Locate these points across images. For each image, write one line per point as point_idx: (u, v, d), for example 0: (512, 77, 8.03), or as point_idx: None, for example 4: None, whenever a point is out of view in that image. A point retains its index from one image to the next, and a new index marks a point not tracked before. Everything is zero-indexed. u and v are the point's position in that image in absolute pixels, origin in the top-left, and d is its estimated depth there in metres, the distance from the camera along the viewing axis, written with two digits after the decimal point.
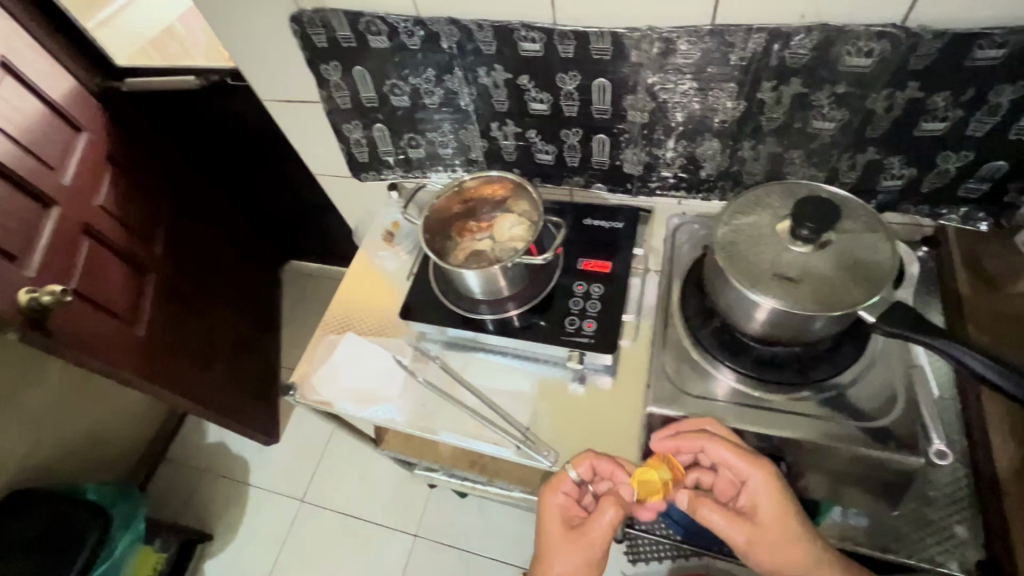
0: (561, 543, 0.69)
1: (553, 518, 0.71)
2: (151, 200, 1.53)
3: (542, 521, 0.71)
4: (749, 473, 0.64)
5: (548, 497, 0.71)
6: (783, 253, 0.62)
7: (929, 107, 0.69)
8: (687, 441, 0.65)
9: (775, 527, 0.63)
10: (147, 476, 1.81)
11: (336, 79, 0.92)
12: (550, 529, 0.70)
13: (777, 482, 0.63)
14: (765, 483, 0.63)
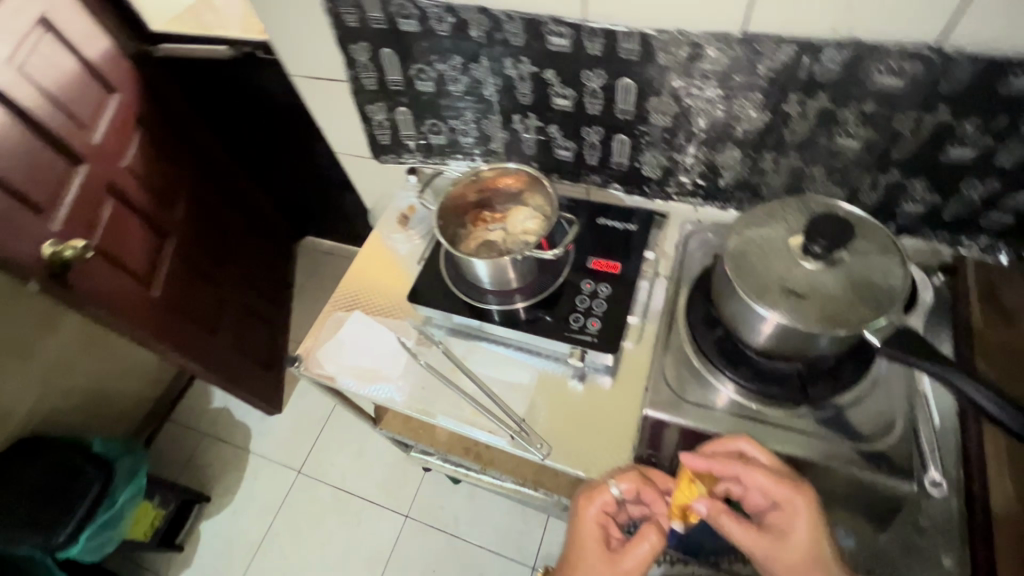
0: (594, 557, 0.70)
1: (589, 529, 0.71)
2: (174, 167, 1.55)
3: (577, 529, 0.72)
4: (789, 497, 0.62)
5: (585, 507, 0.70)
6: (793, 267, 0.62)
7: (957, 133, 0.68)
8: (726, 462, 0.64)
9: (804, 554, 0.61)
10: (151, 435, 1.86)
11: (363, 59, 0.93)
12: (584, 539, 0.71)
13: (816, 509, 0.62)
14: (806, 510, 0.61)
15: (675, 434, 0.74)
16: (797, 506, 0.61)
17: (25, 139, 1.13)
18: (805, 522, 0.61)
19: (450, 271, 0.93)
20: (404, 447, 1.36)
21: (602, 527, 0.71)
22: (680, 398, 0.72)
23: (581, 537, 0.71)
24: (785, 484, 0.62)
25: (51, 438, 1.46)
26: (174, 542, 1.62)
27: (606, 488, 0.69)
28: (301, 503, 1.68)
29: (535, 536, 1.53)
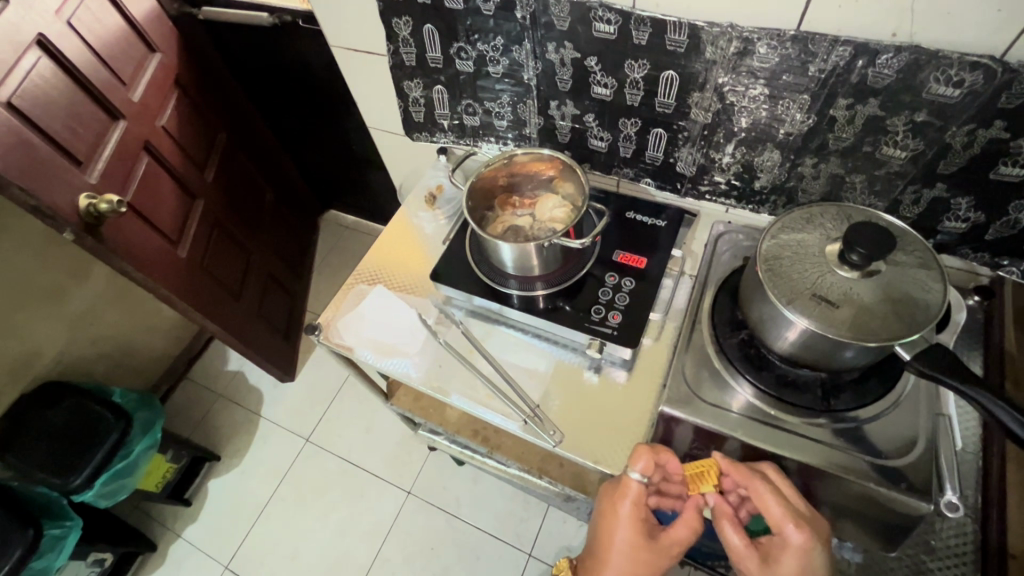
0: (629, 547, 0.69)
1: (622, 524, 0.69)
2: (207, 128, 1.57)
3: (608, 524, 0.70)
4: (787, 531, 0.62)
5: (617, 503, 0.69)
6: (827, 274, 0.61)
7: (1011, 150, 0.66)
8: (739, 474, 0.65)
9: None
10: (168, 390, 1.91)
11: (404, 34, 0.92)
12: (618, 533, 0.69)
13: (813, 552, 0.61)
14: (804, 548, 0.61)
15: (688, 433, 0.74)
16: (794, 541, 0.61)
17: (68, 91, 1.15)
18: (795, 561, 0.61)
19: (475, 252, 0.93)
20: (413, 424, 1.38)
21: (638, 521, 0.69)
22: (699, 396, 0.71)
23: (613, 530, 0.70)
24: (794, 519, 0.62)
25: (74, 384, 1.50)
26: (183, 496, 1.67)
27: (630, 478, 0.68)
28: (307, 471, 1.71)
29: (533, 524, 1.55)
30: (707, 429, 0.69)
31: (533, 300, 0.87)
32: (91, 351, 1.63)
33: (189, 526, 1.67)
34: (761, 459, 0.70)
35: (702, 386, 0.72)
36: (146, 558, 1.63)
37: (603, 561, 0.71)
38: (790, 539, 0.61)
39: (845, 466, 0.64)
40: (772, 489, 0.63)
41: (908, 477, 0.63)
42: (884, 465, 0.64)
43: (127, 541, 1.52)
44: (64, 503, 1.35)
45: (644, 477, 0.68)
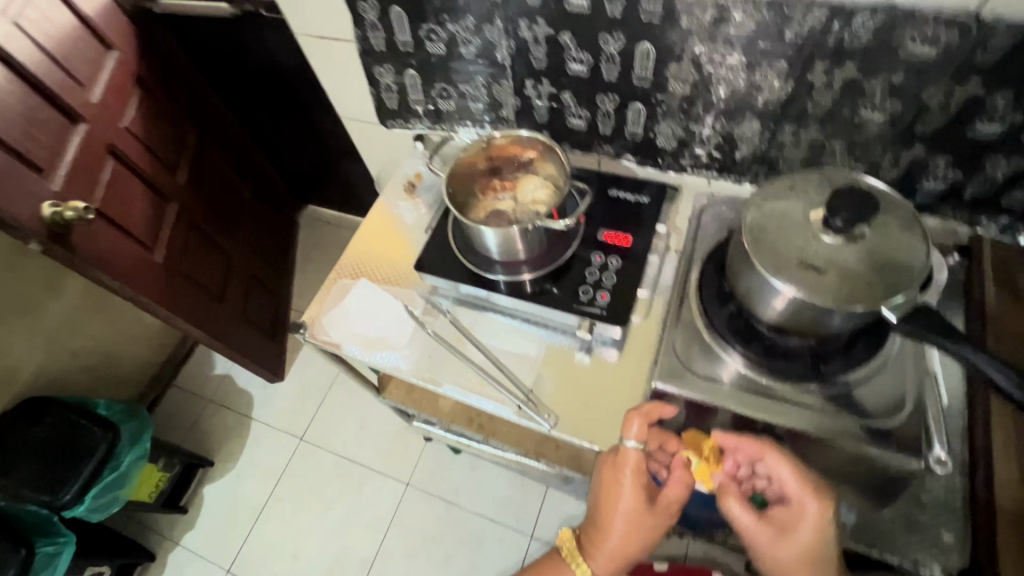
0: (632, 513, 0.70)
1: (624, 492, 0.69)
2: (176, 128, 1.51)
3: (610, 493, 0.70)
4: (804, 500, 0.64)
5: (617, 474, 0.69)
6: (812, 242, 0.61)
7: (987, 107, 0.66)
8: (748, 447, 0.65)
9: (802, 550, 0.65)
10: (155, 398, 1.87)
11: (372, 17, 0.89)
12: (621, 501, 0.69)
13: (827, 517, 0.64)
14: (820, 515, 0.63)
15: (680, 409, 0.74)
16: (812, 509, 0.63)
17: (21, 94, 1.10)
18: (812, 528, 0.64)
19: (460, 240, 0.91)
20: (407, 416, 1.37)
21: (639, 487, 0.69)
22: (694, 372, 0.71)
23: (615, 499, 0.70)
24: (807, 486, 0.64)
25: (56, 398, 1.46)
26: (178, 504, 1.65)
27: (627, 448, 0.68)
28: (304, 470, 1.70)
29: (533, 507, 1.56)
30: (700, 403, 0.70)
31: (521, 285, 0.86)
32: (71, 364, 1.59)
33: (188, 533, 1.66)
34: (754, 429, 0.70)
35: (692, 362, 0.72)
36: (146, 568, 1.62)
37: (605, 525, 0.72)
38: (809, 507, 0.64)
39: (836, 430, 0.65)
40: (786, 460, 0.64)
41: (895, 437, 0.64)
42: (872, 426, 0.65)
43: (126, 553, 1.51)
44: (56, 520, 1.32)
45: (640, 445, 0.68)
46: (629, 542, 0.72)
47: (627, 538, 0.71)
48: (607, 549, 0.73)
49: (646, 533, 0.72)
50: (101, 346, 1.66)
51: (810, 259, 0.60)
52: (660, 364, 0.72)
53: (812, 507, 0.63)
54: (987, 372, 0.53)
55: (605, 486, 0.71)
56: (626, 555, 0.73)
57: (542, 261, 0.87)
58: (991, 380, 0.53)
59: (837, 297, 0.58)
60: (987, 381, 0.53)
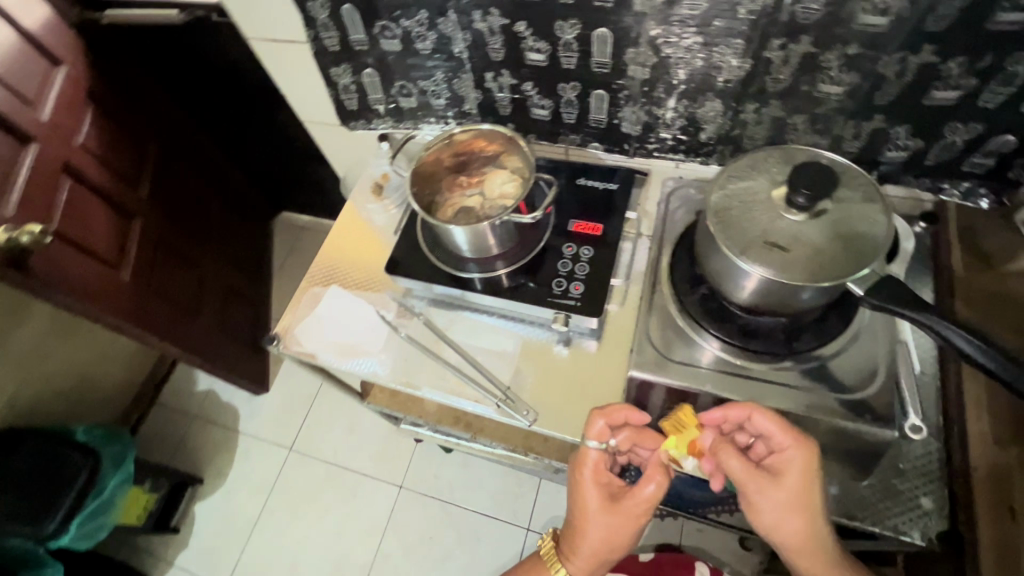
0: (599, 513, 0.70)
1: (588, 490, 0.70)
2: (135, 142, 1.46)
3: (576, 493, 0.71)
4: (786, 448, 0.62)
5: (579, 472, 0.70)
6: (776, 220, 0.60)
7: (942, 74, 0.66)
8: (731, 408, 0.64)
9: (794, 496, 0.63)
10: (138, 419, 1.84)
11: (322, 17, 0.87)
12: (586, 500, 0.70)
13: (813, 462, 0.62)
14: (805, 461, 0.62)
15: (659, 395, 0.74)
16: (793, 456, 0.62)
17: None
18: (799, 474, 0.62)
19: (430, 239, 0.89)
20: (394, 419, 1.36)
21: (601, 485, 0.71)
22: (671, 359, 0.71)
23: (582, 498, 0.71)
24: (789, 435, 0.62)
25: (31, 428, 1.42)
26: (170, 525, 1.62)
27: (588, 447, 0.69)
28: (296, 480, 1.69)
29: (529, 499, 1.56)
30: (679, 388, 0.70)
31: (494, 281, 0.85)
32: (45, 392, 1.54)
33: (182, 553, 1.63)
34: None
35: (667, 348, 0.72)
36: None
37: (579, 530, 0.72)
38: (793, 453, 0.62)
39: (813, 405, 0.66)
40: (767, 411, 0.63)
41: (870, 409, 0.65)
42: (848, 398, 0.66)
43: None
44: (41, 552, 1.29)
45: (601, 444, 0.69)
46: (603, 544, 0.71)
47: (599, 540, 0.71)
48: (582, 554, 0.73)
49: (619, 538, 0.71)
50: (75, 371, 1.62)
51: (776, 238, 0.60)
52: (638, 353, 0.72)
53: (796, 453, 0.62)
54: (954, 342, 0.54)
55: (572, 488, 0.72)
56: (602, 558, 0.73)
57: (513, 256, 0.85)
58: (957, 350, 0.54)
59: (807, 274, 0.58)
60: (953, 351, 0.54)
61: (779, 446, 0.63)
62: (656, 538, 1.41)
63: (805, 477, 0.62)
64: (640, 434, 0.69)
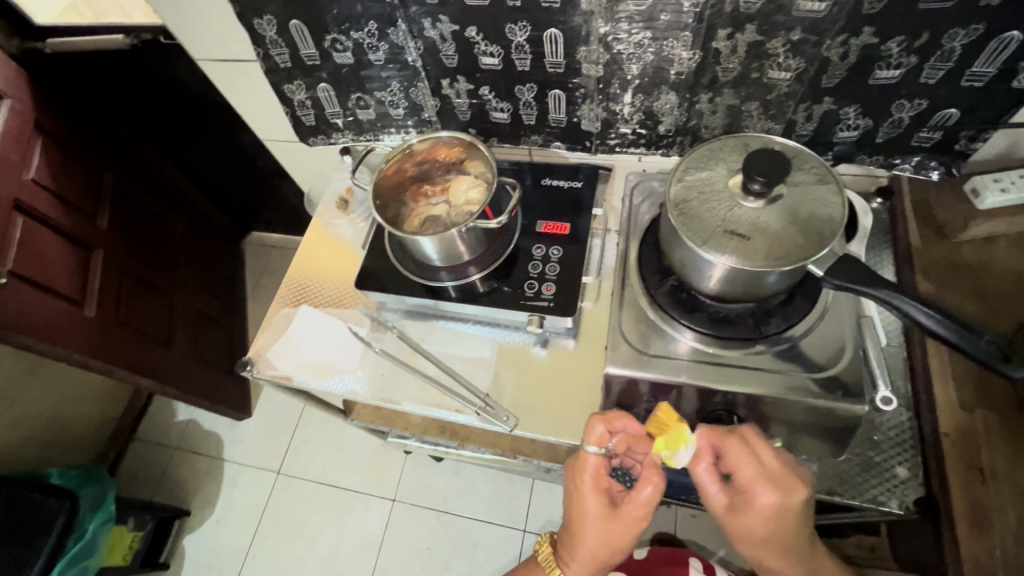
0: (600, 519, 0.70)
1: (589, 497, 0.69)
2: (91, 173, 1.41)
3: (577, 500, 0.71)
4: (761, 492, 0.63)
5: (579, 479, 0.70)
6: (735, 208, 0.61)
7: (883, 54, 0.68)
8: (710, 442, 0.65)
9: (755, 529, 0.65)
10: (118, 455, 1.79)
11: (270, 34, 0.85)
12: (587, 506, 0.70)
13: (785, 505, 0.63)
14: (773, 507, 0.63)
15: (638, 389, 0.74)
16: (766, 501, 0.63)
17: None
18: (767, 515, 0.64)
19: (400, 251, 0.89)
20: (381, 434, 1.35)
21: (601, 491, 0.70)
22: (648, 352, 0.71)
23: (583, 505, 0.70)
24: (764, 476, 0.63)
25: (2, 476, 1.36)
26: (158, 561, 1.58)
27: (588, 452, 0.69)
28: (285, 503, 1.66)
29: (523, 500, 1.56)
30: (656, 381, 0.70)
31: (467, 288, 0.85)
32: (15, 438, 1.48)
33: None
34: (712, 399, 0.71)
35: (642, 342, 0.72)
36: None
37: (579, 535, 0.72)
38: (763, 497, 0.63)
39: (789, 386, 0.66)
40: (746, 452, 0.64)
41: (843, 385, 0.66)
42: (820, 377, 0.67)
43: None
44: None
45: (601, 449, 0.69)
46: (604, 548, 0.71)
47: (601, 545, 0.71)
48: (582, 558, 0.73)
49: (618, 542, 0.71)
50: (46, 413, 1.56)
51: (737, 226, 0.60)
52: (615, 348, 0.72)
53: (767, 496, 0.63)
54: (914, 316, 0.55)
55: (571, 494, 0.72)
56: (603, 562, 0.73)
57: (485, 259, 0.84)
58: (917, 324, 0.55)
59: (769, 259, 0.58)
60: (914, 325, 0.55)
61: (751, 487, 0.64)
62: (652, 528, 1.42)
63: (773, 515, 0.64)
64: (636, 439, 0.69)
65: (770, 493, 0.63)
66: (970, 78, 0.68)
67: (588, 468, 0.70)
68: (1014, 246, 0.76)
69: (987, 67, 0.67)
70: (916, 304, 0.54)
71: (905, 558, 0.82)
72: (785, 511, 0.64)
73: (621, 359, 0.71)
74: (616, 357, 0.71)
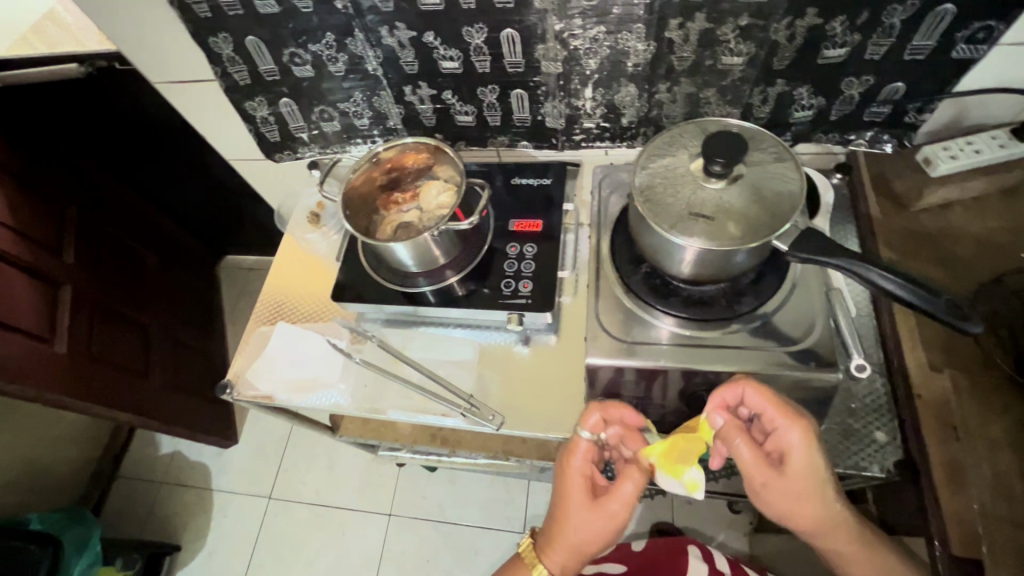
0: (582, 504, 0.70)
1: (574, 482, 0.71)
2: (52, 206, 1.37)
3: (562, 482, 0.72)
4: (788, 428, 0.64)
5: (568, 461, 0.71)
6: (698, 190, 0.63)
7: (828, 34, 0.70)
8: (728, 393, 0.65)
9: (800, 480, 0.64)
10: (102, 495, 1.73)
11: (227, 52, 0.84)
12: (570, 491, 0.71)
13: (812, 444, 0.64)
14: (804, 445, 0.63)
15: (618, 381, 0.74)
16: (795, 436, 0.63)
17: None
18: (802, 456, 0.64)
19: (376, 260, 0.88)
20: (372, 448, 1.34)
21: (588, 478, 0.71)
22: (633, 340, 0.72)
23: (566, 489, 0.71)
24: (784, 413, 0.64)
25: None
26: None
27: (580, 436, 0.70)
28: (278, 529, 1.62)
29: (520, 503, 1.56)
30: (638, 367, 0.71)
31: (445, 291, 0.84)
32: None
33: None
34: (694, 381, 0.71)
35: (622, 330, 0.73)
36: None
37: (562, 522, 0.72)
38: (796, 441, 0.64)
39: (766, 362, 0.68)
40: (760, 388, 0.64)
41: (819, 355, 0.68)
42: (796, 349, 0.68)
43: None
44: None
45: (593, 435, 0.70)
46: (583, 539, 0.72)
47: (579, 535, 0.71)
48: (561, 545, 0.73)
49: (600, 534, 0.71)
50: (22, 457, 1.50)
51: (700, 209, 0.62)
52: (596, 338, 0.72)
53: (797, 439, 0.64)
54: (881, 286, 0.56)
55: (558, 482, 0.72)
56: (580, 553, 0.74)
57: (462, 263, 0.84)
58: (884, 292, 0.57)
59: (735, 238, 0.60)
60: (881, 293, 0.57)
61: (780, 431, 0.64)
62: (649, 519, 1.43)
63: (809, 456, 0.64)
64: (628, 434, 0.70)
65: (797, 433, 0.63)
66: (912, 51, 0.71)
67: (575, 454, 0.71)
68: (969, 210, 0.79)
69: (928, 41, 0.70)
70: (881, 272, 0.56)
71: (893, 521, 0.84)
72: (813, 456, 0.64)
73: (603, 348, 0.72)
74: (598, 345, 0.72)
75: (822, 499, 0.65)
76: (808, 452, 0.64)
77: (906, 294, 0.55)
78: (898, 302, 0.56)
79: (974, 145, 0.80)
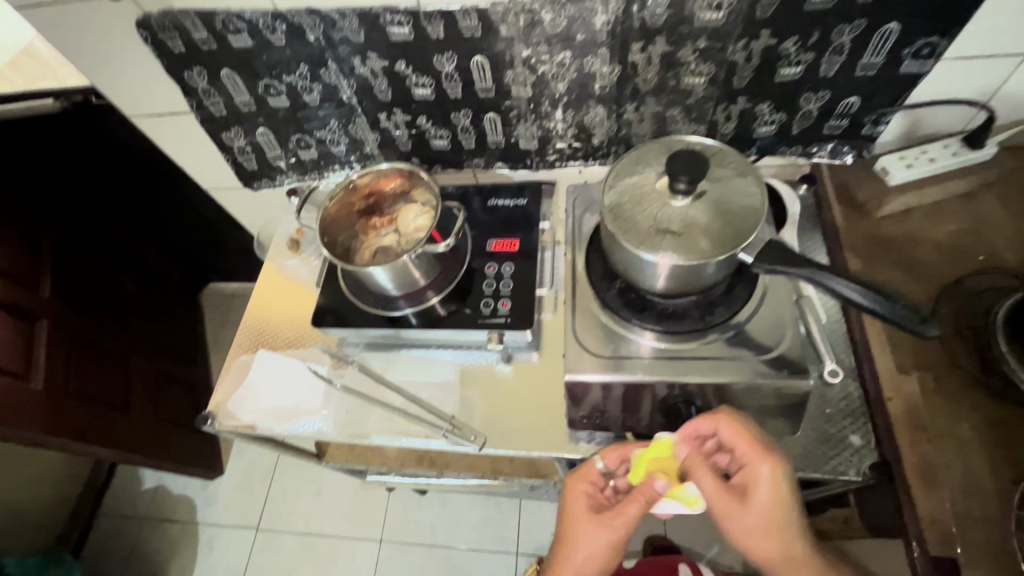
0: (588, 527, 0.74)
1: (578, 505, 0.74)
2: (28, 240, 1.35)
3: (567, 506, 0.75)
4: (757, 463, 0.65)
5: (574, 489, 0.74)
6: (665, 207, 0.65)
7: (783, 53, 0.73)
8: (699, 424, 0.66)
9: (765, 513, 0.65)
10: (83, 533, 1.69)
11: (202, 85, 0.86)
12: (574, 513, 0.74)
13: (779, 480, 0.65)
14: (771, 480, 0.65)
15: (598, 396, 0.75)
16: (763, 470, 0.65)
17: None
18: (767, 492, 0.65)
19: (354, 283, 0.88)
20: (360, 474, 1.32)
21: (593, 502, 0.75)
22: (611, 353, 0.73)
23: (571, 512, 0.75)
24: (754, 448, 0.65)
25: None
26: None
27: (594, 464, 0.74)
28: (266, 561, 1.59)
29: (512, 523, 1.54)
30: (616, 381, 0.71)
31: (425, 313, 0.85)
32: None
33: None
34: (672, 393, 0.72)
35: (601, 345, 0.74)
36: None
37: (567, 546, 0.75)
38: (763, 475, 0.65)
39: (740, 370, 0.69)
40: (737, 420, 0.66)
41: (791, 363, 0.69)
42: (770, 357, 0.70)
43: None
44: None
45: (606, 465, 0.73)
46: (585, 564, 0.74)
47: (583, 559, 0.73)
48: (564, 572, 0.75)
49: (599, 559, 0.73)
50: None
51: (667, 224, 0.64)
52: (575, 354, 0.73)
53: (766, 473, 0.65)
54: (846, 294, 0.58)
55: (565, 507, 0.76)
56: None
57: (441, 284, 0.85)
58: (848, 299, 0.58)
59: (703, 252, 0.61)
60: (847, 301, 0.58)
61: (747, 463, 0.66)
62: (642, 534, 1.43)
63: (774, 490, 0.65)
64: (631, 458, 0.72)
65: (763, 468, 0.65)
66: (863, 68, 0.75)
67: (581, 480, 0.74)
68: (929, 216, 0.82)
69: (877, 57, 0.73)
70: (844, 282, 0.57)
71: (876, 525, 0.85)
72: (779, 488, 0.65)
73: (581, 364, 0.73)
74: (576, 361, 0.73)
75: (787, 533, 0.66)
76: (772, 485, 0.65)
77: (869, 301, 0.57)
78: (862, 308, 0.57)
79: (928, 153, 0.83)
